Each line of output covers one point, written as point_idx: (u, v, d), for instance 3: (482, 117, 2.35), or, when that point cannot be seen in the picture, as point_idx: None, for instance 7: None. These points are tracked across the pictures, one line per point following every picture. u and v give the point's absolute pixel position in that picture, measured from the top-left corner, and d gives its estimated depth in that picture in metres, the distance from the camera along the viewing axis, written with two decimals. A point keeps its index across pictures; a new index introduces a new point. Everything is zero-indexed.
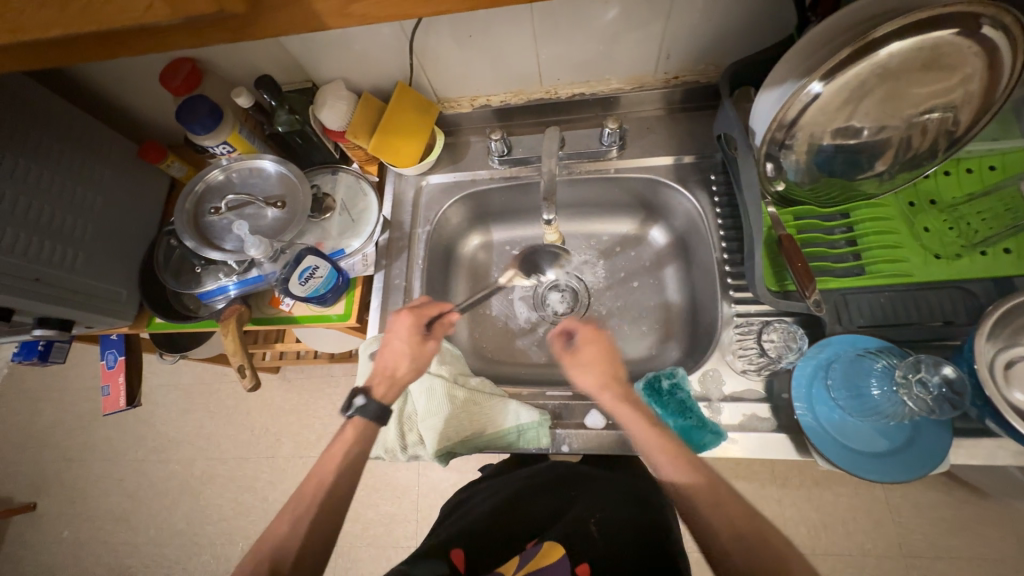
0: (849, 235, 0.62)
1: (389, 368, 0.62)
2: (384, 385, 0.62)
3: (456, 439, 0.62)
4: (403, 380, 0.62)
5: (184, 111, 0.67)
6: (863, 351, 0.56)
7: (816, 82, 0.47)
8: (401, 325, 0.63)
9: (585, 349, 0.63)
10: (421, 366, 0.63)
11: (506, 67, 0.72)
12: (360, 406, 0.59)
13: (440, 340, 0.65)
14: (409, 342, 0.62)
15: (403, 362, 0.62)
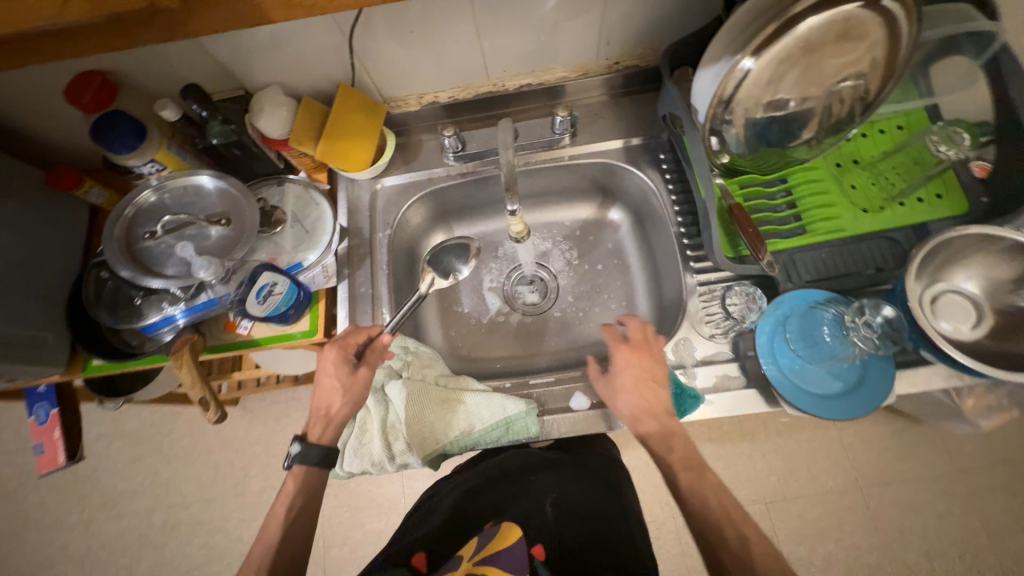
0: (789, 199, 0.67)
1: (323, 408, 0.61)
2: (319, 427, 0.61)
3: (446, 440, 0.62)
4: (338, 418, 0.61)
5: (99, 128, 0.60)
6: (813, 304, 0.61)
7: (747, 58, 0.51)
8: (327, 361, 0.60)
9: (623, 373, 0.60)
10: (354, 400, 0.61)
11: (451, 62, 0.71)
12: (297, 454, 0.59)
13: (373, 366, 0.62)
14: (337, 378, 0.60)
15: (334, 400, 0.60)
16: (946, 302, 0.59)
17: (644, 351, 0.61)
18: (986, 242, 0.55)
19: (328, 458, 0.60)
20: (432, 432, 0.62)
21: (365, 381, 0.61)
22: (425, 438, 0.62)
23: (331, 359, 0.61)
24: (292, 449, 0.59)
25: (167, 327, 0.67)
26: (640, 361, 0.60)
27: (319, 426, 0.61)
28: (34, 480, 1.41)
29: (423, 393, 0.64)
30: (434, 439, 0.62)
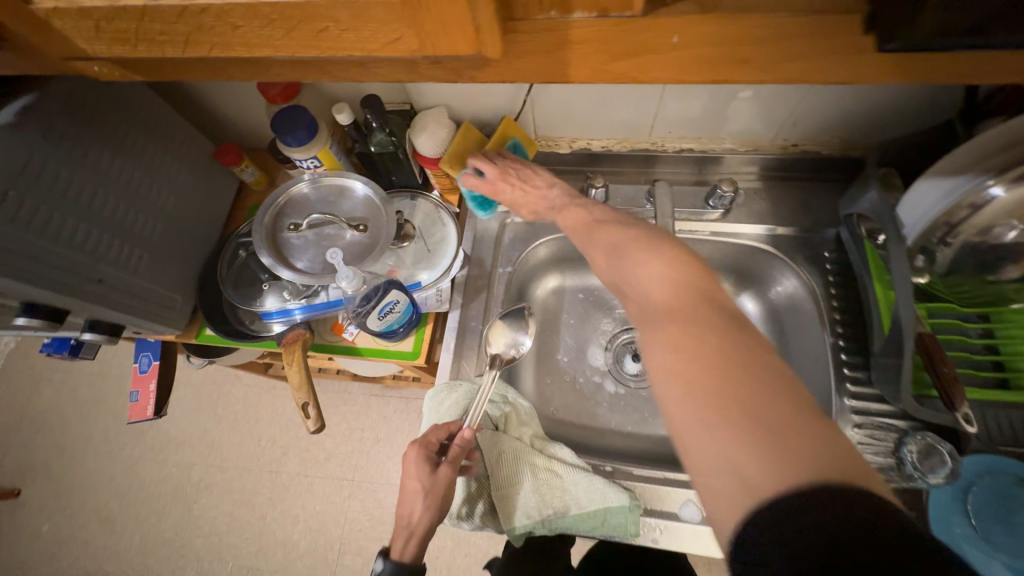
0: (988, 340, 0.56)
1: (406, 516, 0.51)
2: (401, 539, 0.51)
3: (537, 518, 0.55)
4: (423, 529, 0.51)
5: (281, 121, 0.63)
6: (1015, 480, 0.49)
7: (1000, 184, 0.44)
8: (410, 456, 0.53)
9: (510, 191, 0.61)
10: (437, 506, 0.51)
11: (620, 114, 0.68)
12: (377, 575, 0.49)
13: (457, 462, 0.53)
14: (421, 481, 0.51)
15: (415, 507, 0.50)
16: None
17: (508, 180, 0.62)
18: None
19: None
20: (526, 506, 0.56)
21: (449, 482, 0.52)
22: (523, 513, 0.56)
23: (413, 451, 0.54)
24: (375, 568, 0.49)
25: (281, 319, 0.68)
26: (494, 189, 0.62)
27: (400, 538, 0.51)
28: (105, 405, 1.50)
29: (520, 462, 0.58)
30: (532, 515, 0.55)
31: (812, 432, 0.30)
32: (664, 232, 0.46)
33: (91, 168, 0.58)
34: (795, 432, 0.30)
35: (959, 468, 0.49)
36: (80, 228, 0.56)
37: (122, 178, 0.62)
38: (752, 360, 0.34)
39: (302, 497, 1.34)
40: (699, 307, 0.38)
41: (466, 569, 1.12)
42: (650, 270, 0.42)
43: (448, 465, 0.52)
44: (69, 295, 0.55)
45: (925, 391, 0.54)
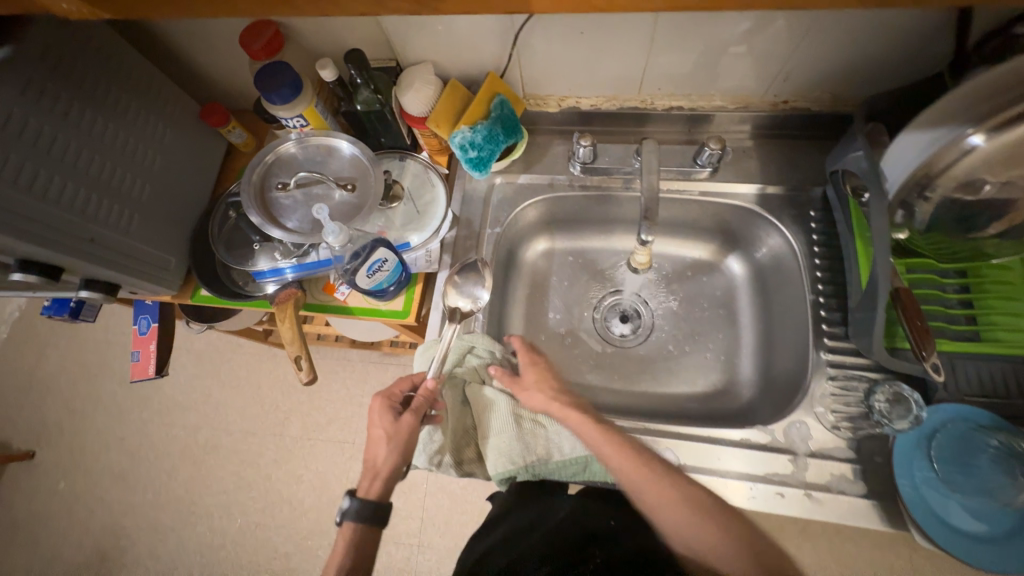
0: (964, 295, 0.57)
1: (372, 459, 0.58)
2: (368, 480, 0.58)
3: (520, 464, 0.57)
4: (386, 470, 0.57)
5: (264, 77, 0.62)
6: (974, 426, 0.52)
7: (979, 134, 0.44)
8: (377, 406, 0.60)
9: (528, 374, 0.63)
10: (400, 448, 0.57)
11: (608, 70, 0.67)
12: (344, 509, 0.56)
13: (418, 411, 0.59)
14: (385, 427, 0.58)
15: (379, 450, 0.58)
16: None
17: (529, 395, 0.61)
18: None
19: (376, 513, 0.56)
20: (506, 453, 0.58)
21: (410, 427, 0.58)
22: (504, 459, 0.58)
23: (380, 402, 0.60)
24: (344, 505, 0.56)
25: (273, 278, 0.69)
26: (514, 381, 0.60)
27: (367, 478, 0.58)
28: (111, 371, 1.54)
29: (503, 411, 0.60)
30: (513, 461, 0.57)
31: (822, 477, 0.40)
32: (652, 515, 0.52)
33: (73, 126, 0.57)
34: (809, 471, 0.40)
35: (919, 415, 0.53)
36: (67, 186, 0.56)
37: (105, 136, 0.61)
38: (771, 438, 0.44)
39: (305, 457, 1.40)
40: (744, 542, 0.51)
41: (462, 522, 1.19)
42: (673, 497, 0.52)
43: (410, 412, 0.59)
44: (62, 252, 0.56)
45: (898, 344, 0.56)
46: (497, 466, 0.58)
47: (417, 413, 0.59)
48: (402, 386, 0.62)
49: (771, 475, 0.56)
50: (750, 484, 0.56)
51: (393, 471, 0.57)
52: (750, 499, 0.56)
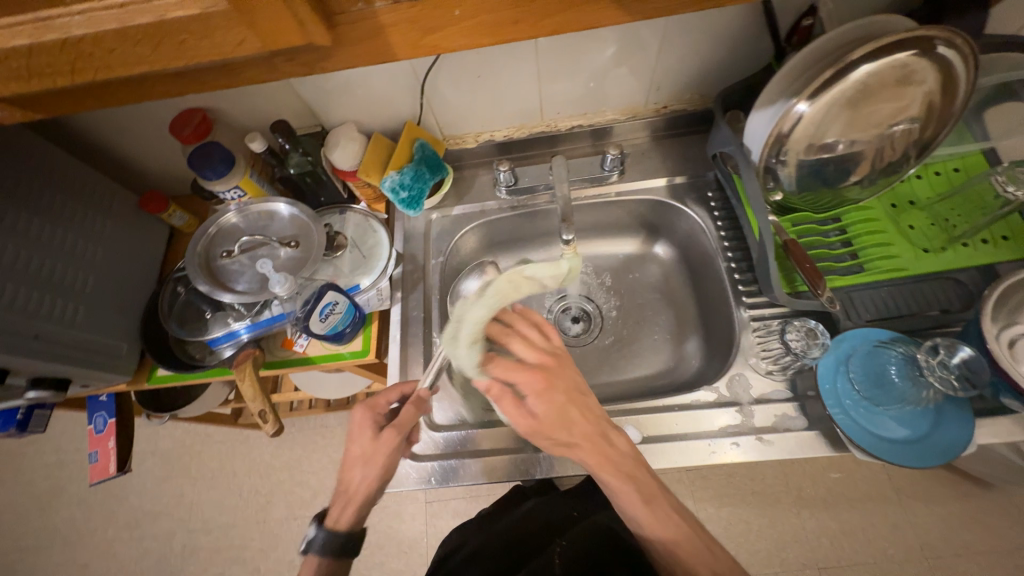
0: (844, 237, 0.66)
1: (345, 485, 0.58)
2: (339, 507, 0.58)
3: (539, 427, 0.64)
4: (358, 495, 0.57)
5: (197, 157, 0.67)
6: (877, 342, 0.59)
7: (802, 101, 0.52)
8: (360, 420, 0.59)
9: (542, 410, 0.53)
10: (376, 468, 0.57)
11: (510, 104, 0.76)
12: (311, 538, 0.56)
13: (398, 430, 0.59)
14: (361, 448, 0.58)
15: (353, 473, 0.58)
16: None
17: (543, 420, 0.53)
18: None
19: (346, 543, 0.56)
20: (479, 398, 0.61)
21: (390, 444, 0.58)
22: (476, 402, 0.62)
23: (361, 416, 0.60)
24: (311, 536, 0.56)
25: (229, 342, 0.71)
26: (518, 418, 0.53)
27: (339, 507, 0.58)
28: (68, 495, 1.43)
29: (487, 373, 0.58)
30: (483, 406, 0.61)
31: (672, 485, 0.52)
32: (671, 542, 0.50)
33: (10, 230, 0.59)
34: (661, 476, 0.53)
35: (827, 343, 0.61)
36: (8, 287, 0.57)
37: (44, 235, 0.63)
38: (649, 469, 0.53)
39: (295, 539, 1.32)
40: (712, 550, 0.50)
41: None
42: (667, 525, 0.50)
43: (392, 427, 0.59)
44: (6, 353, 0.56)
45: (799, 288, 0.64)
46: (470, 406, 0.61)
47: (398, 430, 0.59)
48: (385, 399, 0.62)
49: (724, 428, 0.61)
50: (708, 441, 0.60)
51: (370, 494, 0.57)
52: (710, 455, 0.60)
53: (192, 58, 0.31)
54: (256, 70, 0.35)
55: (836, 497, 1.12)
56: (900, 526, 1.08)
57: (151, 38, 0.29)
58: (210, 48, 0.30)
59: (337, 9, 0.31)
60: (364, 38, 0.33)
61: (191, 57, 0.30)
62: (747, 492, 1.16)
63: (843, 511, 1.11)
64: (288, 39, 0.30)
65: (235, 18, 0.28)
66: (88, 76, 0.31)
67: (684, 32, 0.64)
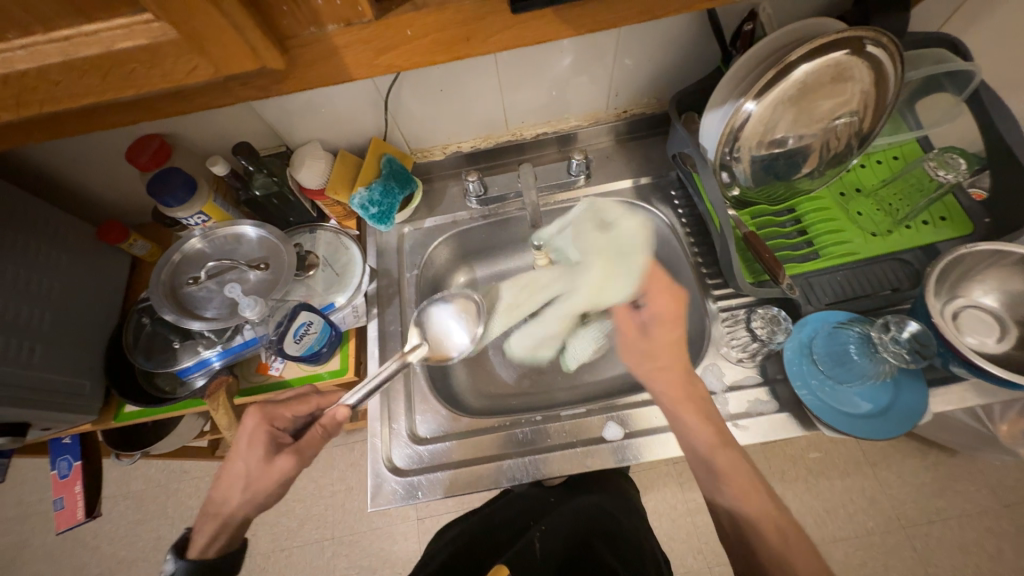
0: (799, 226, 0.70)
1: (217, 506, 0.56)
2: (206, 533, 0.55)
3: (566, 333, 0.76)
4: (231, 519, 0.56)
5: (156, 184, 0.66)
6: (836, 323, 0.62)
7: (749, 101, 0.55)
8: (255, 438, 0.57)
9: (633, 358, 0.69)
10: (258, 493, 0.56)
11: (475, 115, 0.77)
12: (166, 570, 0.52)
13: (296, 451, 0.57)
14: (248, 464, 0.56)
15: (231, 495, 0.56)
16: (967, 317, 0.59)
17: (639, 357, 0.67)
18: (996, 256, 0.56)
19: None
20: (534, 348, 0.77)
21: (279, 469, 0.56)
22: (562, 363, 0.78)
23: (256, 431, 0.58)
24: (168, 564, 0.52)
25: (201, 372, 0.69)
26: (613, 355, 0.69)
27: (207, 533, 0.56)
28: (33, 548, 1.33)
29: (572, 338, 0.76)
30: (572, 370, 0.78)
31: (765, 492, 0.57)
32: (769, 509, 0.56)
33: None
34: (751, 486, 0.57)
35: (789, 328, 0.64)
36: None
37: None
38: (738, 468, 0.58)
39: None
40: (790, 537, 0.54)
41: None
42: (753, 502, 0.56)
43: (290, 452, 0.57)
44: None
45: (761, 277, 0.67)
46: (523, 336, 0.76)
47: (301, 451, 0.58)
48: (287, 414, 0.61)
49: None
50: None
51: (239, 519, 0.56)
52: None
53: (142, 87, 0.30)
54: (211, 96, 0.35)
55: (816, 476, 1.16)
56: (877, 498, 1.12)
57: (99, 69, 0.29)
58: (161, 75, 0.30)
59: (290, 34, 0.32)
60: (319, 59, 0.33)
61: (141, 85, 0.30)
62: None
63: (823, 490, 1.15)
64: (240, 65, 0.30)
65: (185, 46, 0.28)
66: (32, 108, 0.30)
67: (637, 40, 0.67)
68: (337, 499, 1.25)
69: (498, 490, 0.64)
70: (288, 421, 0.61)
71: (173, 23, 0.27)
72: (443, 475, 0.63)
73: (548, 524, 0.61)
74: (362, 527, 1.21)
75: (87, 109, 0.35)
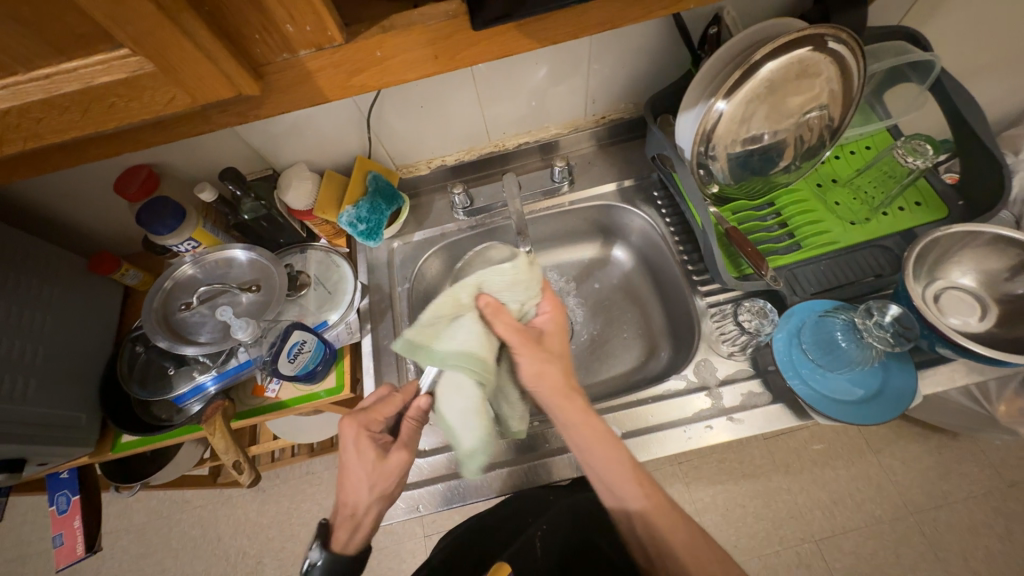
0: (780, 219, 0.72)
1: (349, 507, 0.56)
2: (345, 531, 0.56)
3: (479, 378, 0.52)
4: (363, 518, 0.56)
5: (145, 214, 0.66)
6: (822, 312, 0.63)
7: (719, 100, 0.57)
8: (361, 445, 0.55)
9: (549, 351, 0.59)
10: (381, 488, 0.56)
11: (457, 129, 0.79)
12: (316, 563, 0.53)
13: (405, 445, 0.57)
14: (368, 467, 0.55)
15: (362, 498, 0.55)
16: (948, 299, 0.60)
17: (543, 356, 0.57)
18: (969, 237, 0.57)
19: (348, 568, 0.54)
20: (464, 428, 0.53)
21: (394, 466, 0.56)
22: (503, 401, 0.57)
23: (360, 438, 0.56)
24: (314, 560, 0.54)
25: (195, 397, 0.69)
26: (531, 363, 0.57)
27: (346, 528, 0.56)
28: None
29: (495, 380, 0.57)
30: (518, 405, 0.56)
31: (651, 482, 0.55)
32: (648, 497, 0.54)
33: None
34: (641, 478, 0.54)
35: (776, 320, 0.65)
36: None
37: None
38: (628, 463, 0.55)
39: None
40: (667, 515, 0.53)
41: None
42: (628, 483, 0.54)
43: (401, 447, 0.57)
44: None
45: (745, 271, 0.68)
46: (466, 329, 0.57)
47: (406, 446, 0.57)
48: (381, 418, 0.57)
49: (697, 413, 0.64)
50: (683, 428, 0.63)
51: (374, 513, 0.56)
52: (686, 441, 0.62)
53: (125, 120, 0.31)
54: (193, 124, 0.36)
55: (821, 467, 1.16)
56: (883, 486, 1.12)
57: (79, 104, 0.30)
58: (141, 107, 0.31)
59: (262, 61, 0.33)
60: (294, 84, 0.35)
61: (122, 117, 0.31)
62: (739, 475, 1.17)
63: (830, 480, 1.14)
64: (216, 92, 0.31)
65: (162, 78, 0.29)
66: (18, 145, 0.31)
67: (609, 48, 0.69)
68: None
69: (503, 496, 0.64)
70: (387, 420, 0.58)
71: (148, 57, 0.28)
72: (448, 486, 0.64)
73: (548, 523, 0.60)
74: None
75: (71, 143, 0.36)
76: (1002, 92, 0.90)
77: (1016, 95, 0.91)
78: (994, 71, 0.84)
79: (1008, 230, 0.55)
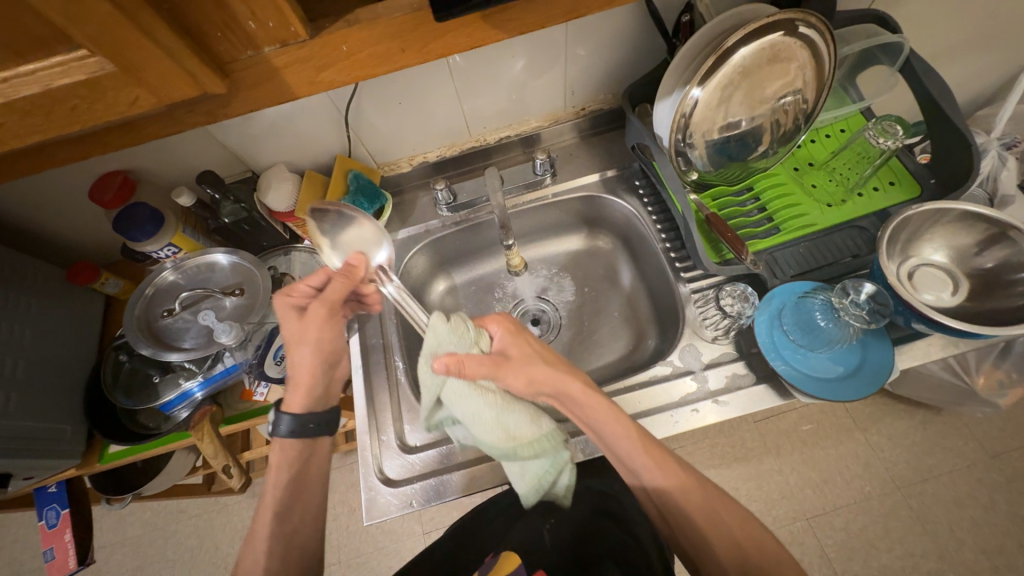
0: (759, 203, 0.73)
1: (292, 377, 0.60)
2: (292, 394, 0.59)
3: (501, 432, 0.56)
4: (304, 382, 0.59)
5: (121, 220, 0.65)
6: (802, 293, 0.64)
7: (694, 87, 0.57)
8: (284, 313, 0.59)
9: (514, 349, 0.58)
10: (312, 344, 0.59)
11: (438, 124, 0.78)
12: (273, 425, 0.57)
13: (321, 301, 0.60)
14: (296, 328, 0.59)
15: (299, 356, 0.59)
16: (922, 275, 0.61)
17: (516, 360, 0.57)
18: (941, 213, 0.59)
19: (312, 423, 0.58)
20: (519, 457, 0.57)
21: (319, 319, 0.60)
22: (524, 444, 0.56)
23: (284, 307, 0.60)
24: (285, 426, 0.57)
25: (183, 404, 0.68)
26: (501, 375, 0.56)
27: (298, 393, 0.60)
28: None
29: (523, 408, 0.58)
30: (530, 441, 0.57)
31: (677, 464, 0.54)
32: (686, 473, 0.54)
33: None
34: (664, 457, 0.54)
35: (757, 303, 0.66)
36: None
37: None
38: (648, 447, 0.54)
39: None
40: (696, 494, 0.52)
41: None
42: (656, 470, 0.53)
43: (318, 304, 0.60)
44: None
45: (726, 256, 0.69)
46: (448, 399, 0.57)
47: (325, 303, 0.60)
48: (302, 286, 0.61)
49: (684, 397, 0.65)
50: (671, 412, 0.64)
51: (320, 376, 0.60)
52: (674, 426, 0.63)
53: (89, 121, 0.31)
54: (162, 125, 0.36)
55: (811, 447, 1.18)
56: (871, 463, 1.15)
57: (40, 107, 0.29)
58: (104, 107, 0.31)
59: (227, 59, 0.33)
60: (260, 81, 0.35)
61: (87, 119, 0.31)
62: (731, 459, 1.20)
63: (819, 459, 1.17)
64: (180, 91, 0.31)
65: (124, 79, 0.29)
66: None
67: (585, 39, 0.69)
68: (341, 521, 1.24)
69: (500, 487, 0.64)
70: (311, 288, 0.61)
71: (107, 56, 0.27)
72: (439, 481, 0.63)
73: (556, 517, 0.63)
74: (368, 548, 1.20)
75: (38, 147, 0.35)
76: (973, 72, 0.92)
77: (986, 76, 0.93)
78: (963, 53, 0.86)
79: (976, 207, 0.57)
